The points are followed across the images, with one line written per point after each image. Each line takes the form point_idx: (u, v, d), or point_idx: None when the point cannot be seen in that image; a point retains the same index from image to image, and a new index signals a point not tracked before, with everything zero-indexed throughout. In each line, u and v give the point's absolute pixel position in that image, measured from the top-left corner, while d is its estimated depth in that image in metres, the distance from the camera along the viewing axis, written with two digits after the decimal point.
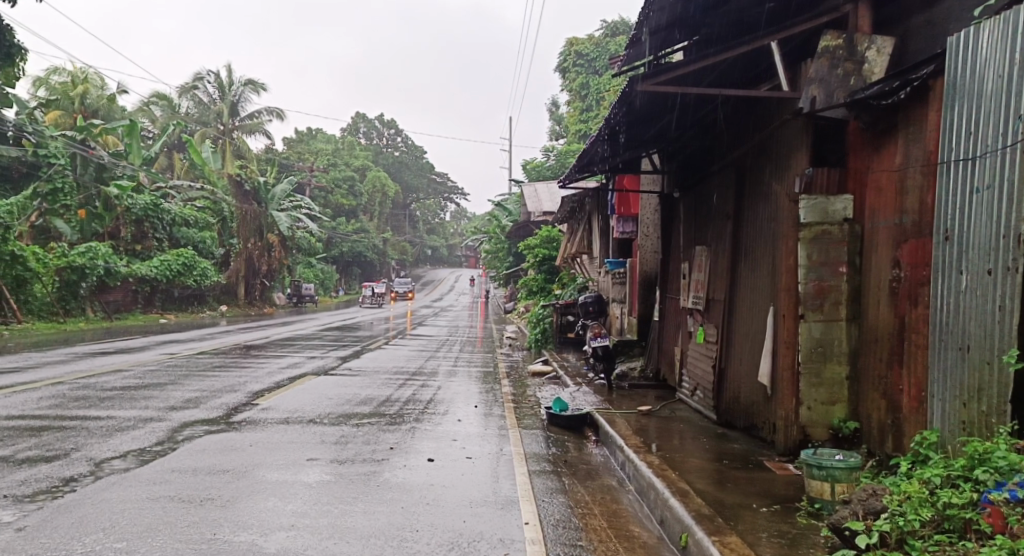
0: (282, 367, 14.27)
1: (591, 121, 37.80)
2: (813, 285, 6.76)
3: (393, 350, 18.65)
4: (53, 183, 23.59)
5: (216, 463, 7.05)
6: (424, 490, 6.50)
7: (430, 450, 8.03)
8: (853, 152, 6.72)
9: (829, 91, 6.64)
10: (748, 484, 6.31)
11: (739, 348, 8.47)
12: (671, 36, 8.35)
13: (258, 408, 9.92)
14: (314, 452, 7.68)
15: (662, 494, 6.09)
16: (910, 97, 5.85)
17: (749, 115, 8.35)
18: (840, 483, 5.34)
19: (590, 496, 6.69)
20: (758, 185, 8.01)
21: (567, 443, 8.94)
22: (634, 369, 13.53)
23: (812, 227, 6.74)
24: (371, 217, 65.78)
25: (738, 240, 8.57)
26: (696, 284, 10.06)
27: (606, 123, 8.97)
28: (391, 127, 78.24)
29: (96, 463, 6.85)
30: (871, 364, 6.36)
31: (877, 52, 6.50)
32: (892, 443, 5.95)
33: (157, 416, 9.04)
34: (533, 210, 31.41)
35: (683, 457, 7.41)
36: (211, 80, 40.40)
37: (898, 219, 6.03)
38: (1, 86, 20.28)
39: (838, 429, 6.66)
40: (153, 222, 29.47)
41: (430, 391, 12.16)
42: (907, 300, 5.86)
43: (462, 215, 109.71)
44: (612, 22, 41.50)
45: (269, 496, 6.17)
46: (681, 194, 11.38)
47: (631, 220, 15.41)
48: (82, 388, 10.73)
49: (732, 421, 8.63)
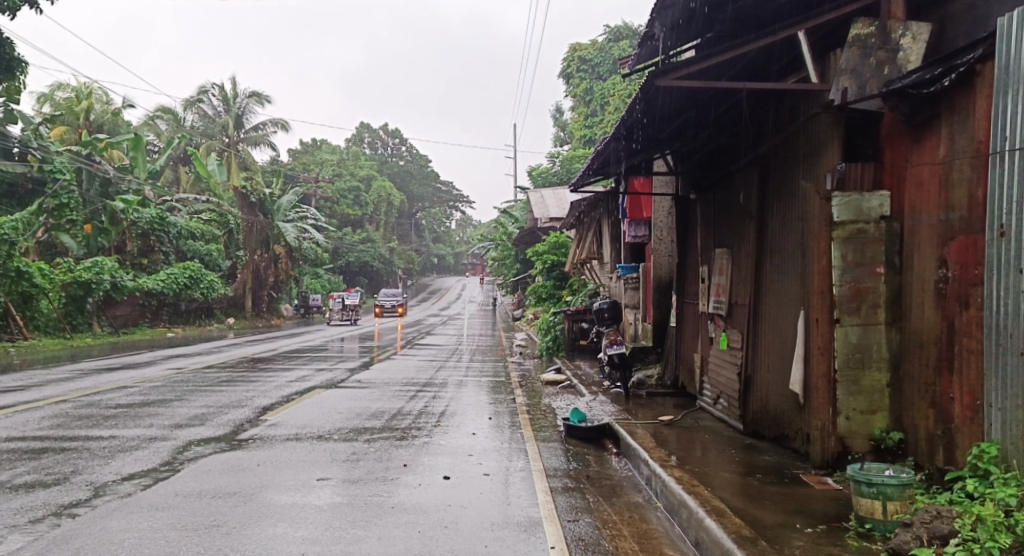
0: (291, 381, 13.91)
1: (596, 126, 37.49)
2: (849, 287, 6.39)
3: (404, 360, 18.29)
4: (58, 199, 23.47)
5: (222, 486, 6.67)
6: (441, 511, 6.13)
7: (446, 467, 7.65)
8: (889, 146, 6.36)
9: (861, 82, 6.30)
10: (788, 502, 5.89)
11: (765, 355, 8.10)
12: (688, 33, 7.98)
13: (266, 424, 9.56)
14: (325, 471, 7.32)
15: (696, 513, 5.70)
16: (955, 85, 5.49)
17: (773, 111, 8.01)
18: (893, 501, 4.97)
19: (616, 514, 6.30)
20: (785, 183, 7.63)
21: (587, 456, 8.56)
22: (651, 376, 13.12)
23: (845, 226, 6.38)
24: (378, 227, 65.37)
25: (763, 241, 8.19)
26: (717, 289, 9.68)
27: (621, 121, 8.57)
28: (395, 136, 78.10)
29: (97, 489, 6.50)
30: (915, 371, 5.98)
31: (912, 39, 6.15)
32: (943, 456, 5.57)
33: (162, 435, 8.67)
34: (540, 216, 31.09)
35: (712, 471, 7.01)
36: (215, 92, 40.05)
37: (943, 216, 5.67)
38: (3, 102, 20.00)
39: (880, 440, 6.28)
40: (159, 235, 29.17)
41: (442, 403, 11.77)
42: (956, 301, 5.49)
43: (468, 223, 109.07)
44: (615, 27, 41.13)
45: (278, 521, 5.79)
46: (698, 195, 11.00)
47: (643, 224, 15.01)
48: (85, 406, 10.39)
49: (760, 431, 8.24)
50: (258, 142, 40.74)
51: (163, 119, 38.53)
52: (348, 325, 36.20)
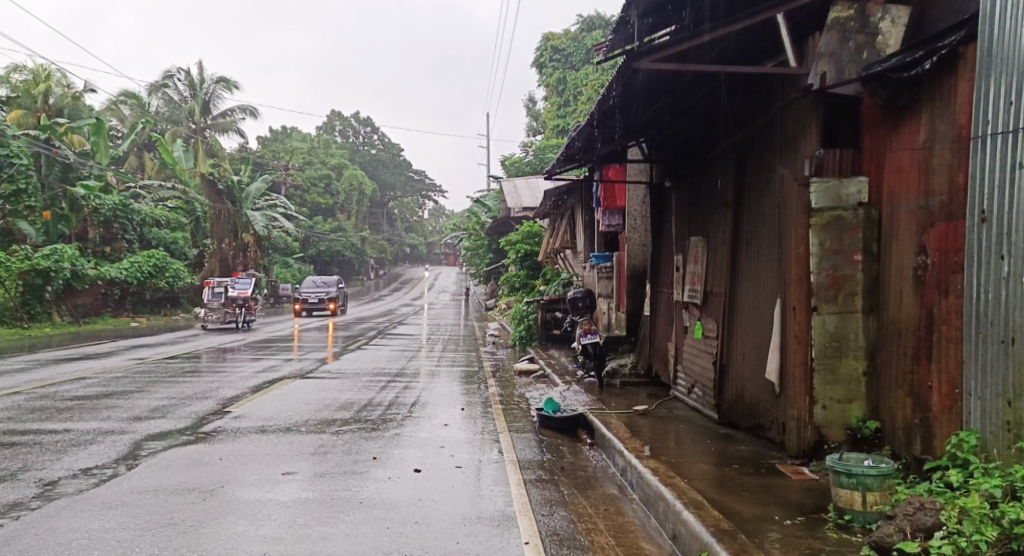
0: (258, 371, 13.62)
1: (569, 116, 37.34)
2: (826, 275, 6.32)
3: (375, 350, 18.03)
4: (15, 183, 22.71)
5: (182, 482, 6.46)
6: (412, 507, 5.96)
7: (416, 459, 7.47)
8: (867, 130, 6.27)
9: (840, 67, 6.21)
10: (764, 494, 5.79)
11: (741, 344, 8.01)
12: (663, 19, 7.83)
13: (232, 416, 9.33)
14: (293, 464, 7.12)
15: (673, 506, 5.58)
16: (937, 67, 5.40)
17: (751, 97, 7.91)
18: (872, 492, 4.89)
19: (592, 507, 6.18)
20: (762, 170, 7.53)
21: (561, 447, 8.42)
22: (625, 366, 13.00)
23: (823, 213, 6.32)
24: (349, 216, 64.59)
25: (740, 229, 8.09)
26: (692, 277, 9.57)
27: (597, 106, 8.42)
28: (367, 125, 77.32)
29: (46, 487, 6.26)
30: (893, 359, 5.90)
31: (891, 23, 6.05)
32: (920, 446, 5.50)
33: (119, 428, 8.40)
34: (513, 205, 30.93)
35: (687, 462, 6.91)
36: (181, 77, 39.34)
37: (922, 202, 5.59)
38: None
39: (857, 430, 6.20)
40: (122, 223, 28.61)
41: (414, 394, 11.56)
42: (935, 289, 5.41)
43: (440, 212, 107.73)
44: (588, 17, 41.00)
45: (239, 519, 5.59)
46: (672, 183, 10.90)
47: (616, 212, 14.95)
48: (40, 399, 10.07)
49: (735, 420, 8.16)
50: (226, 128, 40.14)
51: (127, 104, 37.80)
52: (236, 329, 24.07)
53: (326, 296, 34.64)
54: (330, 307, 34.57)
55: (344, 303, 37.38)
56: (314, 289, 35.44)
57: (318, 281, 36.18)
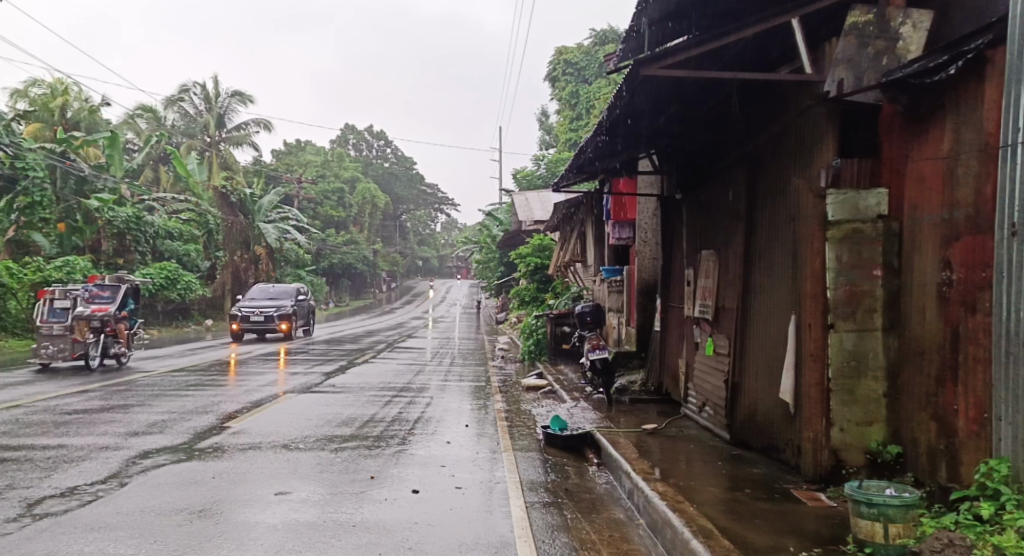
0: (262, 385, 13.34)
1: (582, 129, 37.12)
2: (843, 290, 6.04)
3: (382, 363, 17.79)
4: (30, 196, 22.55)
5: (171, 502, 6.20)
6: (407, 530, 5.70)
7: (415, 480, 7.19)
8: (887, 140, 6.00)
9: (858, 73, 5.94)
10: (778, 521, 5.50)
11: (754, 362, 7.71)
12: (673, 29, 7.61)
13: (230, 432, 9.09)
14: (289, 484, 6.86)
15: (680, 534, 5.30)
16: (961, 73, 5.12)
17: (763, 107, 7.67)
18: (895, 524, 4.58)
19: (596, 533, 5.89)
20: (775, 180, 7.27)
21: (566, 467, 8.13)
22: (635, 382, 12.69)
23: (840, 225, 6.04)
24: (362, 229, 64.46)
25: (752, 242, 7.82)
26: (703, 292, 9.29)
27: (604, 116, 8.22)
28: (380, 138, 77.46)
29: (29, 507, 6.03)
30: (915, 380, 5.60)
31: (912, 27, 5.79)
32: (946, 472, 5.19)
33: (113, 445, 8.15)
34: (524, 219, 30.68)
35: (696, 485, 6.60)
36: (197, 92, 39.61)
37: (946, 214, 5.30)
38: None
39: (877, 454, 5.91)
40: (136, 235, 28.50)
41: (420, 410, 11.29)
42: (960, 306, 5.11)
43: (452, 226, 107.28)
44: (602, 30, 40.88)
45: (227, 545, 5.35)
46: (683, 196, 10.64)
47: (627, 225, 14.61)
48: (38, 412, 9.84)
49: (748, 440, 7.85)
50: (240, 142, 40.10)
51: (143, 117, 37.84)
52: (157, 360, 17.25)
53: (278, 312, 23.86)
54: (282, 329, 23.60)
55: (309, 322, 26.96)
56: (259, 301, 24.47)
57: (271, 290, 25.64)
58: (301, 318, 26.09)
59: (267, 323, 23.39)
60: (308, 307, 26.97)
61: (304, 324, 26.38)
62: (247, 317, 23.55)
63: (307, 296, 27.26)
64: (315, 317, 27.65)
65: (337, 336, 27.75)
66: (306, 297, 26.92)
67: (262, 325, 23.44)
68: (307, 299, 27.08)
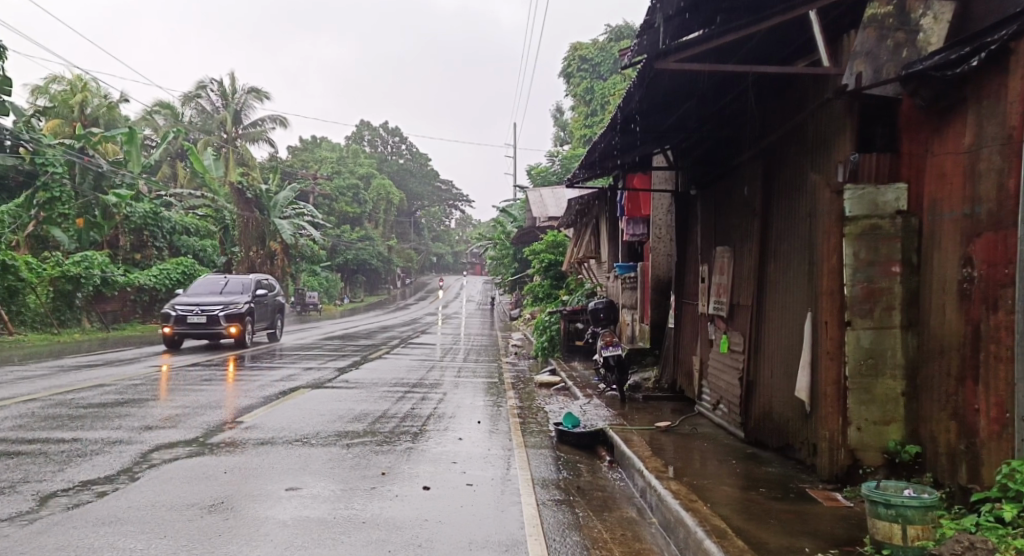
0: (276, 380, 13.32)
1: (596, 125, 36.99)
2: (861, 287, 5.95)
3: (396, 359, 17.78)
4: (50, 191, 23.14)
5: (183, 497, 6.20)
6: (417, 528, 5.65)
7: (427, 476, 7.16)
8: (906, 135, 5.89)
9: (877, 67, 5.84)
10: (793, 522, 5.41)
11: (769, 360, 7.62)
12: (688, 24, 7.51)
13: (243, 426, 9.09)
14: (300, 480, 6.82)
15: (693, 533, 5.23)
16: (984, 65, 5.02)
17: (779, 102, 7.56)
18: (914, 525, 4.48)
19: (608, 532, 5.82)
20: (792, 175, 7.16)
21: (579, 464, 8.07)
22: (648, 380, 12.61)
23: (858, 221, 5.94)
24: (377, 225, 64.56)
25: (767, 237, 7.72)
26: (718, 289, 9.19)
27: (617, 112, 8.14)
28: (395, 135, 77.52)
29: (43, 500, 6.03)
30: (935, 378, 5.49)
31: (933, 19, 5.65)
32: (966, 474, 5.08)
33: (127, 438, 8.15)
34: (538, 215, 30.60)
35: (710, 484, 6.51)
36: (213, 88, 39.48)
37: (968, 209, 5.19)
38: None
39: (895, 454, 5.80)
40: (152, 230, 28.64)
41: (432, 406, 11.26)
42: (982, 303, 5.00)
43: (467, 222, 107.13)
44: (617, 26, 40.67)
45: (237, 540, 5.32)
46: (698, 192, 10.55)
47: (641, 222, 14.54)
48: (55, 406, 9.87)
49: (763, 440, 7.75)
50: (257, 138, 40.27)
51: (161, 113, 38.06)
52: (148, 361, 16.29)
53: (224, 311, 17.41)
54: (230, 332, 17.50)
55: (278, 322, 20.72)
56: (201, 297, 17.93)
57: (221, 281, 19.07)
58: (263, 319, 19.71)
59: (212, 327, 17.15)
60: (274, 304, 20.58)
61: (268, 327, 20.01)
62: (184, 316, 17.14)
63: (276, 290, 21.05)
64: (285, 317, 21.37)
65: (352, 331, 27.79)
66: (272, 291, 20.51)
67: (202, 329, 17.07)
68: (275, 295, 20.73)
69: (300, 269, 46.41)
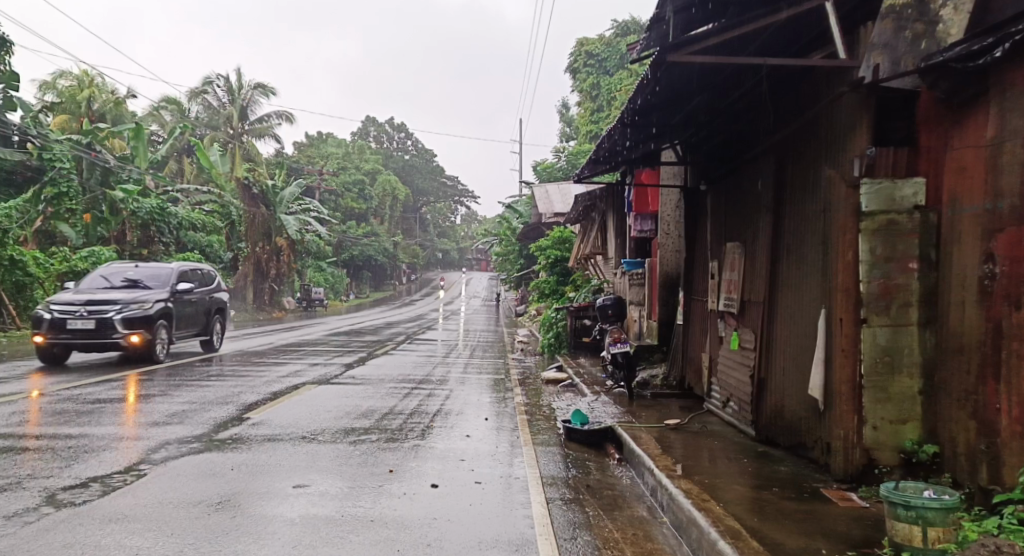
0: (283, 376, 13.25)
1: (602, 120, 36.86)
2: (877, 284, 5.85)
3: (402, 355, 17.70)
4: (57, 187, 22.87)
5: (189, 494, 6.12)
6: (425, 527, 5.56)
7: (435, 474, 7.07)
8: (925, 127, 5.78)
9: (894, 58, 5.71)
10: (808, 522, 5.32)
11: (780, 357, 7.51)
12: (698, 17, 7.38)
13: (249, 423, 9.01)
14: (307, 477, 6.75)
15: (707, 534, 5.14)
16: (1008, 56, 4.89)
17: (793, 96, 7.44)
18: (934, 527, 4.38)
19: (620, 531, 5.73)
20: (805, 170, 7.05)
21: (588, 462, 7.97)
22: (656, 376, 12.50)
23: (874, 217, 5.84)
24: (382, 221, 64.53)
25: (780, 232, 7.61)
26: (728, 285, 9.07)
27: (629, 104, 8.02)
28: (401, 130, 77.39)
29: (49, 497, 5.96)
30: (953, 376, 5.39)
31: (953, 10, 5.53)
32: (986, 475, 4.98)
33: (133, 435, 8.08)
34: (544, 211, 30.49)
35: (722, 483, 6.42)
36: (220, 83, 39.48)
37: (989, 204, 5.09)
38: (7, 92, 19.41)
39: (912, 453, 5.71)
40: (159, 226, 28.57)
41: (439, 402, 11.15)
42: (1003, 299, 4.89)
43: (473, 219, 107.02)
44: (624, 21, 40.49)
45: (243, 540, 5.22)
46: (707, 186, 10.42)
47: (649, 218, 14.37)
48: (60, 402, 9.79)
49: (774, 438, 7.65)
50: (263, 133, 40.13)
51: (167, 109, 38.02)
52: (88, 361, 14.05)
53: (123, 314, 12.52)
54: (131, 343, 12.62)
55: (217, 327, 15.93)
56: (96, 293, 13.03)
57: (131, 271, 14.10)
58: (189, 324, 14.82)
59: (102, 336, 12.28)
60: (210, 304, 15.66)
61: (198, 335, 15.16)
62: (64, 322, 12.26)
63: (217, 282, 16.23)
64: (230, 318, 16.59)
65: (359, 327, 27.72)
66: (207, 285, 15.60)
67: (86, 340, 12.23)
68: (211, 292, 15.74)
69: (306, 265, 46.52)
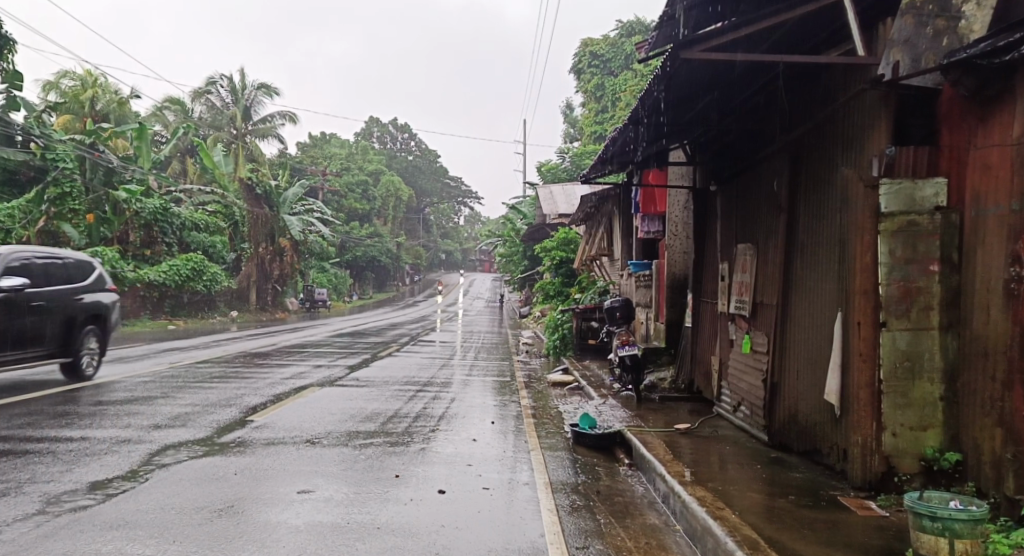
0: (287, 378, 13.13)
1: (607, 121, 36.69)
2: (897, 287, 5.69)
3: (406, 357, 17.57)
4: (60, 187, 23.07)
5: (192, 500, 5.99)
6: (434, 535, 5.42)
7: (442, 479, 6.92)
8: (946, 125, 5.64)
9: (915, 55, 5.55)
10: (827, 531, 5.17)
11: (794, 361, 7.37)
12: (710, 15, 7.24)
13: (253, 425, 8.88)
14: (312, 482, 6.62)
15: (723, 542, 5.01)
16: None
17: (809, 94, 7.28)
18: (962, 539, 4.24)
19: (632, 539, 5.60)
20: (821, 169, 6.90)
21: (597, 467, 7.83)
22: (664, 380, 12.36)
23: (894, 217, 5.70)
24: (385, 222, 64.40)
25: (794, 235, 7.45)
26: (740, 287, 8.92)
27: (640, 103, 7.85)
28: (405, 131, 77.31)
29: (48, 502, 5.83)
30: (979, 382, 5.25)
31: (976, 6, 5.42)
32: (1013, 484, 4.85)
33: (136, 438, 7.95)
34: (549, 212, 30.36)
35: (736, 489, 6.28)
36: (223, 84, 39.45)
37: (1017, 205, 4.95)
38: (10, 91, 19.32)
39: (933, 462, 5.56)
40: (162, 226, 28.49)
41: (444, 405, 11.02)
42: None
43: (476, 219, 106.87)
44: (629, 22, 40.33)
45: (247, 547, 5.09)
46: (718, 187, 10.26)
47: (657, 219, 14.27)
48: (61, 404, 9.68)
49: (788, 443, 7.50)
50: (266, 134, 40.10)
51: (170, 109, 37.92)
52: None
53: None
54: None
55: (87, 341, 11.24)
56: None
57: None
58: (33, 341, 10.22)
59: None
60: (76, 309, 10.97)
61: (45, 356, 10.44)
62: None
63: (96, 279, 11.51)
64: (117, 331, 11.78)
65: (363, 329, 27.62)
66: (76, 282, 11.05)
67: None
68: (82, 291, 11.12)
69: (310, 266, 46.44)
